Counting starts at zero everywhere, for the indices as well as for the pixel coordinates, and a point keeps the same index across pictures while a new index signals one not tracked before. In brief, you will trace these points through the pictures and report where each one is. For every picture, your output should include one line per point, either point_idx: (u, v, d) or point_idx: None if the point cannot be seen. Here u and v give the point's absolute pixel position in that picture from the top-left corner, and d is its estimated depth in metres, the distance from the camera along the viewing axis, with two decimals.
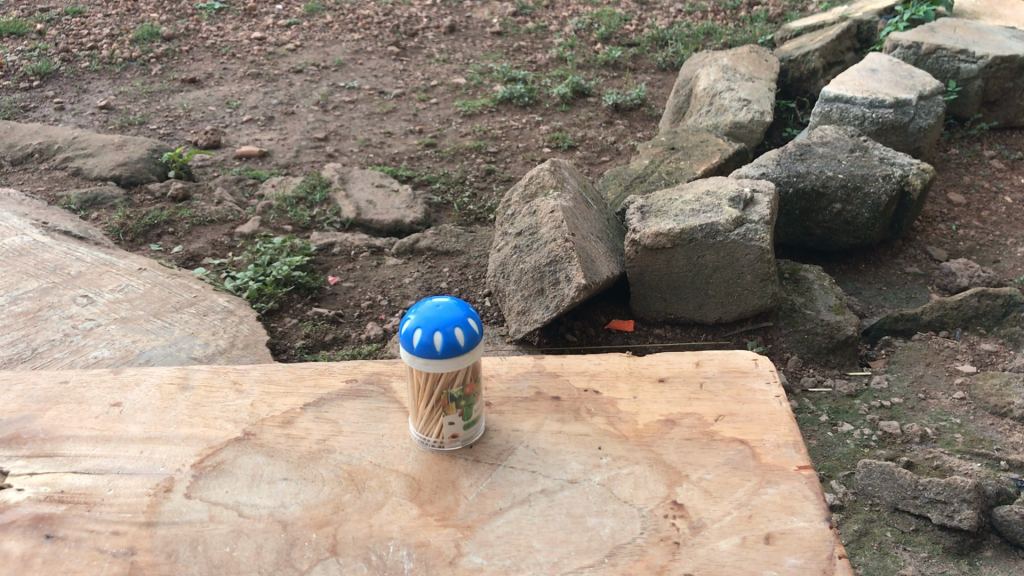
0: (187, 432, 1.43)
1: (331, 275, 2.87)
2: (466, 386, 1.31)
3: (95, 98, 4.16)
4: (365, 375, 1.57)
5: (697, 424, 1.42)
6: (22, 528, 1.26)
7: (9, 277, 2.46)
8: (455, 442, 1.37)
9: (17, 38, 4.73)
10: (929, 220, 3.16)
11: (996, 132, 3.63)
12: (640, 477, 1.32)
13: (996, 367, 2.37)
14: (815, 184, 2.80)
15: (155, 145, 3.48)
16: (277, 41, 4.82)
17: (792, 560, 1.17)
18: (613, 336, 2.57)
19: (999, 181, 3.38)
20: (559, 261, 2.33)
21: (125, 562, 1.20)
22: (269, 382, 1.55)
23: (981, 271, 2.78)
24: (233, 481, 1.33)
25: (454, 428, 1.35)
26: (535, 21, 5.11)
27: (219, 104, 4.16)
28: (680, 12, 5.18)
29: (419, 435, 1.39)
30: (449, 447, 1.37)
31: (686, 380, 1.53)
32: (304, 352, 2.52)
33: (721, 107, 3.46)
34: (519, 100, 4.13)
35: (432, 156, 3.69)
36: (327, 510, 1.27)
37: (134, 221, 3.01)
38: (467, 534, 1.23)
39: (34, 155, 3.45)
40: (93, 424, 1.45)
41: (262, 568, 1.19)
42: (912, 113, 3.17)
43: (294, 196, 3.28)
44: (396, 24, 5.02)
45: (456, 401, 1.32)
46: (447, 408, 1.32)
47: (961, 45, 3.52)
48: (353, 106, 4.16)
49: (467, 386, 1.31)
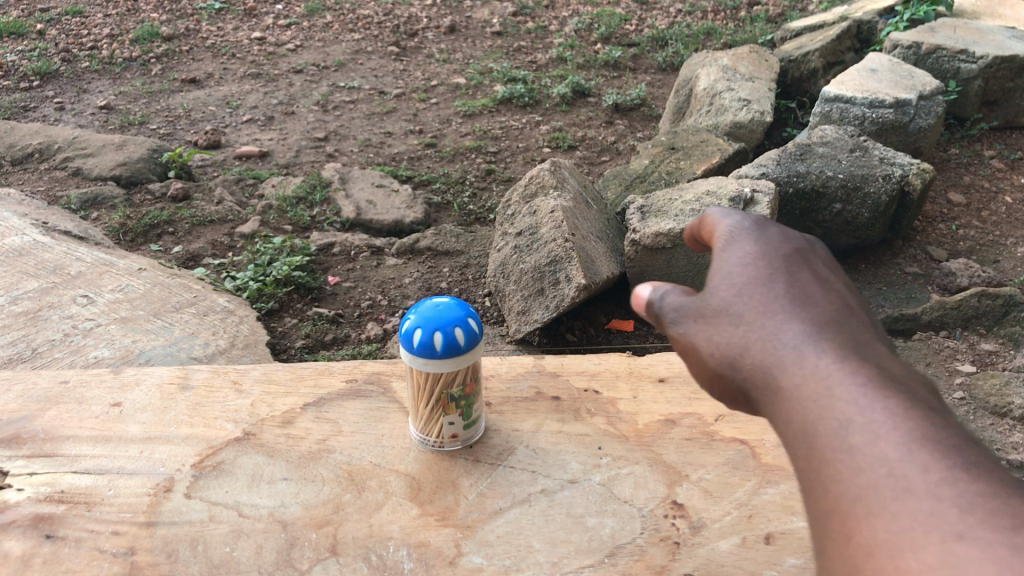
0: (187, 432, 1.43)
1: (331, 275, 2.87)
2: (471, 383, 1.32)
3: (95, 98, 4.16)
4: (365, 375, 1.57)
5: (696, 424, 1.42)
6: (22, 528, 1.26)
7: (10, 277, 2.46)
8: (455, 442, 1.37)
9: (17, 38, 4.72)
10: (929, 220, 3.16)
11: (996, 132, 3.62)
12: (641, 477, 1.32)
13: (996, 367, 2.37)
14: (815, 184, 2.80)
15: (155, 145, 3.48)
16: (277, 41, 4.82)
17: (792, 560, 1.17)
18: (613, 336, 2.56)
19: (999, 180, 3.38)
20: (559, 261, 2.33)
21: (125, 562, 1.20)
22: (269, 382, 1.55)
23: (981, 271, 2.78)
24: (233, 481, 1.33)
25: (454, 428, 1.35)
26: (535, 21, 5.11)
27: (219, 104, 4.16)
28: (680, 12, 5.17)
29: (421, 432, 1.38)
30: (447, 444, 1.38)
31: (685, 380, 1.53)
32: (304, 351, 2.52)
33: (721, 107, 3.46)
34: (519, 100, 4.13)
35: (432, 156, 3.69)
36: (327, 510, 1.28)
37: (134, 221, 3.01)
38: (467, 534, 1.23)
39: (34, 155, 3.45)
40: (94, 424, 1.46)
41: (261, 568, 1.19)
42: (911, 113, 3.18)
43: (294, 196, 3.28)
44: (396, 24, 5.02)
45: (461, 396, 1.32)
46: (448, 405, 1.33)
47: (961, 45, 3.52)
48: (353, 106, 4.15)
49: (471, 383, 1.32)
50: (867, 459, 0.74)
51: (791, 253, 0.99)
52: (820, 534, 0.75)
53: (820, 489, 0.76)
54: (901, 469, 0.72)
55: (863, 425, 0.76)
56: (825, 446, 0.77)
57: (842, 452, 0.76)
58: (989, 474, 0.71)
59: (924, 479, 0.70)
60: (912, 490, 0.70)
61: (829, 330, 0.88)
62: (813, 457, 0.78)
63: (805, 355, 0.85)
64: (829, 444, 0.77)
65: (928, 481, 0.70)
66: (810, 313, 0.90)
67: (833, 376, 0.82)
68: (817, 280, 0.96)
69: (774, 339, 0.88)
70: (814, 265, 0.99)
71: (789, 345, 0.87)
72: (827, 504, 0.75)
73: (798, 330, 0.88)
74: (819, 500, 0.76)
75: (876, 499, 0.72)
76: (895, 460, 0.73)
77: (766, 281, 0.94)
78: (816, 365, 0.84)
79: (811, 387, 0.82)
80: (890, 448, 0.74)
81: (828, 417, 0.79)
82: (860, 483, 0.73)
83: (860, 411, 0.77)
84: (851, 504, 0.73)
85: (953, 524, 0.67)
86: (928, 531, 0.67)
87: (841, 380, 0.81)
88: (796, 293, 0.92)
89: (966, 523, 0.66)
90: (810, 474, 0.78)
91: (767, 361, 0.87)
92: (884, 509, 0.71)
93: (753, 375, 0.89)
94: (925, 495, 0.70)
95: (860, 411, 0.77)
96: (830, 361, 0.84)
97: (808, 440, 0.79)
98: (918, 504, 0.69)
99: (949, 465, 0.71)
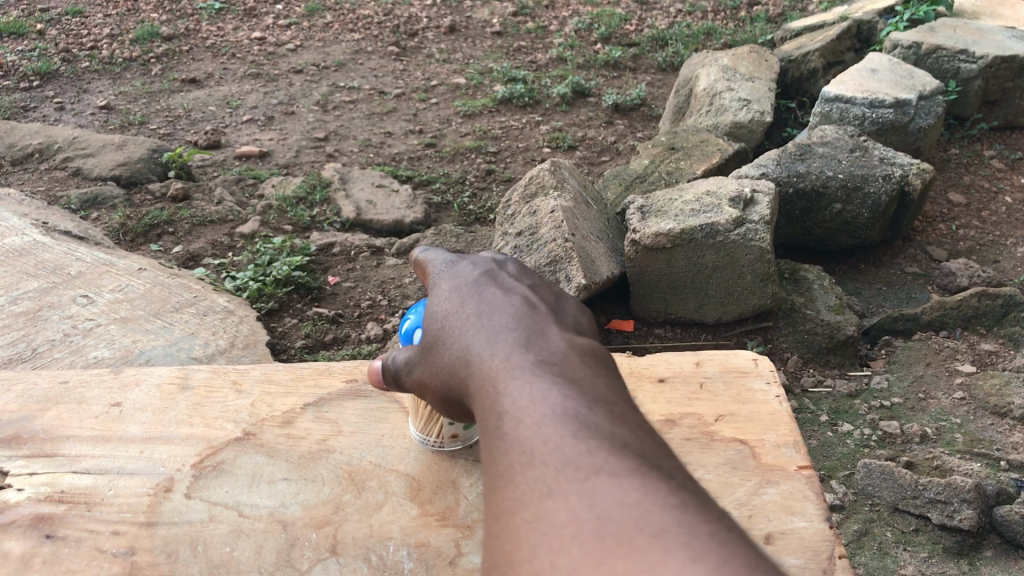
0: (187, 432, 1.43)
1: (331, 275, 2.87)
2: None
3: (95, 98, 4.16)
4: (365, 375, 1.56)
5: (696, 424, 1.42)
6: (22, 528, 1.26)
7: (9, 277, 2.46)
8: (455, 442, 1.37)
9: (17, 38, 4.72)
10: (929, 220, 3.16)
11: (996, 132, 3.62)
12: None
13: (996, 367, 2.37)
14: (815, 184, 2.80)
15: (155, 145, 3.48)
16: (277, 41, 4.82)
17: (791, 560, 1.18)
18: (613, 336, 2.55)
19: (999, 180, 3.38)
20: (559, 261, 2.34)
21: (125, 562, 1.20)
22: (269, 382, 1.55)
23: (981, 271, 2.78)
24: (233, 481, 1.33)
25: (454, 428, 1.35)
26: (535, 21, 5.11)
27: (219, 104, 4.16)
28: (680, 12, 5.17)
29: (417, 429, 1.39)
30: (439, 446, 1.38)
31: (686, 380, 1.53)
32: (304, 352, 2.52)
33: (721, 107, 3.46)
34: (519, 100, 4.12)
35: (432, 156, 3.69)
36: (327, 510, 1.28)
37: (134, 221, 3.01)
38: (467, 534, 1.24)
39: (34, 155, 3.44)
40: (94, 424, 1.45)
41: (262, 568, 1.19)
42: (911, 114, 3.18)
43: (295, 196, 3.28)
44: (396, 24, 5.02)
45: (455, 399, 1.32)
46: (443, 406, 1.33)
47: (961, 45, 3.52)
48: (353, 106, 4.15)
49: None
50: (513, 438, 0.94)
51: (488, 279, 1.22)
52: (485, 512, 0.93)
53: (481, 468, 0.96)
54: (535, 444, 0.92)
55: (509, 413, 0.97)
56: (488, 432, 0.98)
57: (495, 434, 0.96)
58: (590, 436, 0.91)
59: (548, 452, 0.90)
60: (539, 460, 0.90)
61: (503, 333, 1.10)
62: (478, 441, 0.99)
63: (484, 359, 1.07)
64: (489, 431, 0.98)
65: (551, 453, 0.90)
66: (491, 324, 1.12)
67: (493, 375, 1.04)
68: (500, 294, 1.18)
69: (463, 351, 1.10)
70: (508, 280, 1.22)
71: (474, 355, 1.09)
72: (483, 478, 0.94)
73: (478, 342, 1.10)
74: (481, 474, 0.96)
75: (508, 470, 0.91)
76: (532, 436, 0.93)
77: (459, 306, 1.17)
78: (495, 367, 1.05)
79: (482, 386, 1.04)
80: (520, 430, 0.94)
81: (488, 408, 1.00)
82: (500, 457, 0.93)
83: (516, 404, 0.98)
84: (492, 474, 0.92)
85: (550, 481, 0.87)
86: (534, 489, 0.87)
87: (500, 378, 1.03)
88: (486, 310, 1.15)
89: (561, 479, 0.87)
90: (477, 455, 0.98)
91: (457, 373, 1.10)
92: (514, 476, 0.90)
93: (455, 383, 1.11)
94: (543, 461, 0.89)
95: (511, 399, 0.99)
96: (494, 363, 1.06)
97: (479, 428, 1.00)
98: (536, 471, 0.89)
99: (561, 436, 0.91)
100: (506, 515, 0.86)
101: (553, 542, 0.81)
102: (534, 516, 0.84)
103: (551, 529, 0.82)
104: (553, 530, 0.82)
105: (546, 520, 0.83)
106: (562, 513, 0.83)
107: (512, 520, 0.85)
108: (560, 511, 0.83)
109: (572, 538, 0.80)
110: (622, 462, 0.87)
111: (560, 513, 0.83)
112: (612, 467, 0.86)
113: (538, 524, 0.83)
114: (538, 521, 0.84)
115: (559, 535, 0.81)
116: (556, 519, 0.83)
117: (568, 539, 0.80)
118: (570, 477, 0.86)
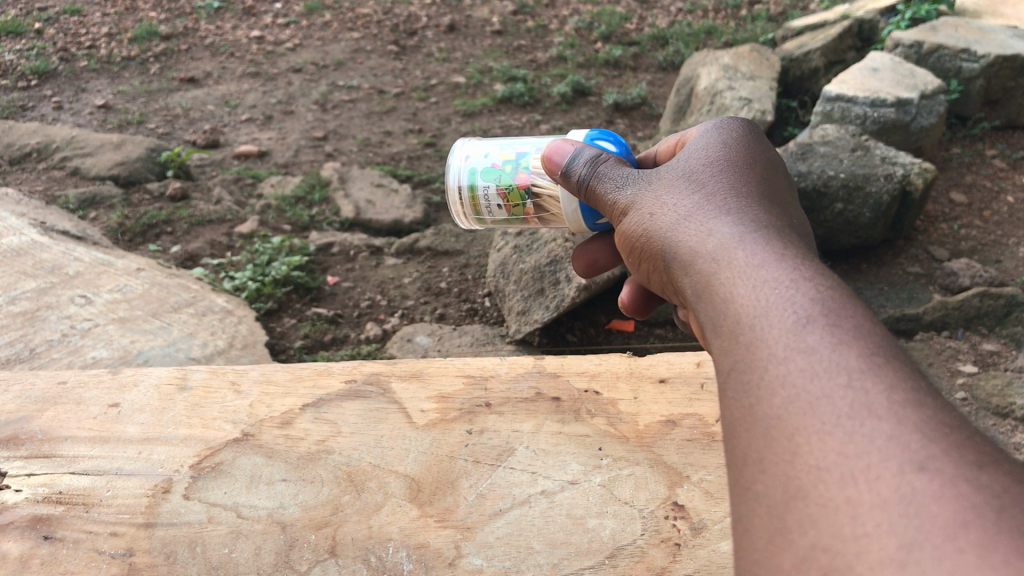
0: (185, 432, 1.42)
1: (330, 275, 2.88)
2: (530, 206, 1.49)
3: (94, 98, 4.15)
4: (365, 375, 1.53)
5: (698, 425, 1.40)
6: (21, 528, 1.25)
7: (8, 277, 2.40)
8: (461, 166, 1.53)
9: (15, 37, 4.66)
10: (931, 220, 3.12)
11: (999, 131, 3.58)
12: (641, 478, 1.32)
13: (998, 367, 2.38)
14: (816, 184, 2.79)
15: (153, 145, 3.47)
16: (276, 40, 4.80)
17: None
18: (613, 336, 2.55)
19: (1001, 180, 3.33)
20: (559, 261, 2.47)
21: (123, 563, 1.20)
22: (269, 382, 1.52)
23: (982, 271, 2.77)
24: (232, 481, 1.33)
25: (478, 163, 1.51)
26: (535, 20, 5.07)
27: (218, 104, 4.15)
28: (680, 11, 5.15)
29: (458, 168, 1.53)
30: (461, 216, 1.58)
31: (687, 381, 1.49)
32: (303, 351, 2.52)
33: (721, 106, 3.42)
34: (519, 100, 4.10)
35: (432, 156, 3.68)
36: (327, 511, 1.27)
37: (132, 220, 3.01)
38: (467, 535, 1.23)
39: (31, 155, 3.41)
40: (92, 424, 1.44)
41: (261, 569, 1.20)
42: (913, 113, 3.16)
43: (293, 196, 3.27)
44: (396, 23, 4.99)
45: (517, 196, 1.49)
46: (495, 169, 1.50)
47: (963, 45, 3.53)
48: (352, 105, 4.14)
49: (530, 207, 1.50)
50: (819, 363, 0.77)
51: (746, 179, 1.15)
52: (766, 442, 0.76)
53: (754, 388, 0.80)
54: (859, 383, 0.74)
55: (810, 321, 0.81)
56: (771, 334, 0.82)
57: (789, 349, 0.80)
58: (943, 408, 0.72)
59: (888, 401, 0.71)
60: (871, 410, 0.71)
61: (774, 223, 1.03)
62: (747, 339, 0.84)
63: (756, 247, 0.95)
64: (780, 336, 0.82)
65: (890, 400, 0.72)
66: (758, 209, 1.07)
67: (768, 255, 0.93)
68: (761, 207, 1.07)
69: (715, 217, 1.05)
70: (775, 183, 1.19)
71: (744, 241, 0.97)
72: (765, 406, 0.78)
73: (739, 215, 1.04)
74: (752, 394, 0.80)
75: (822, 414, 0.73)
76: (850, 369, 0.75)
77: (718, 198, 1.10)
78: (759, 261, 0.92)
79: (736, 251, 0.95)
80: (829, 353, 0.77)
81: (762, 292, 0.87)
82: (800, 390, 0.76)
83: (823, 311, 0.82)
84: (794, 399, 0.76)
85: (903, 435, 0.69)
86: (868, 449, 0.69)
87: (777, 258, 0.92)
88: (751, 192, 1.12)
89: (915, 450, 0.67)
90: (741, 362, 0.83)
91: (718, 256, 0.97)
92: (838, 429, 0.72)
93: (700, 265, 0.99)
94: (880, 412, 0.71)
95: (807, 298, 0.84)
96: (769, 242, 0.96)
97: (743, 318, 0.86)
98: (877, 419, 0.70)
99: (907, 390, 0.72)
100: (834, 481, 0.69)
101: (928, 544, 0.62)
102: (892, 495, 0.66)
103: (917, 519, 0.63)
104: (922, 525, 0.63)
105: (905, 501, 0.65)
106: (934, 500, 0.64)
107: (855, 492, 0.67)
108: (927, 496, 0.64)
109: (964, 547, 0.60)
110: (1002, 464, 0.69)
111: (930, 500, 0.64)
112: (995, 466, 0.67)
113: (899, 495, 0.65)
114: (900, 495, 0.65)
115: (932, 534, 0.62)
116: (922, 504, 0.64)
117: (953, 538, 0.61)
118: (927, 441, 0.68)
